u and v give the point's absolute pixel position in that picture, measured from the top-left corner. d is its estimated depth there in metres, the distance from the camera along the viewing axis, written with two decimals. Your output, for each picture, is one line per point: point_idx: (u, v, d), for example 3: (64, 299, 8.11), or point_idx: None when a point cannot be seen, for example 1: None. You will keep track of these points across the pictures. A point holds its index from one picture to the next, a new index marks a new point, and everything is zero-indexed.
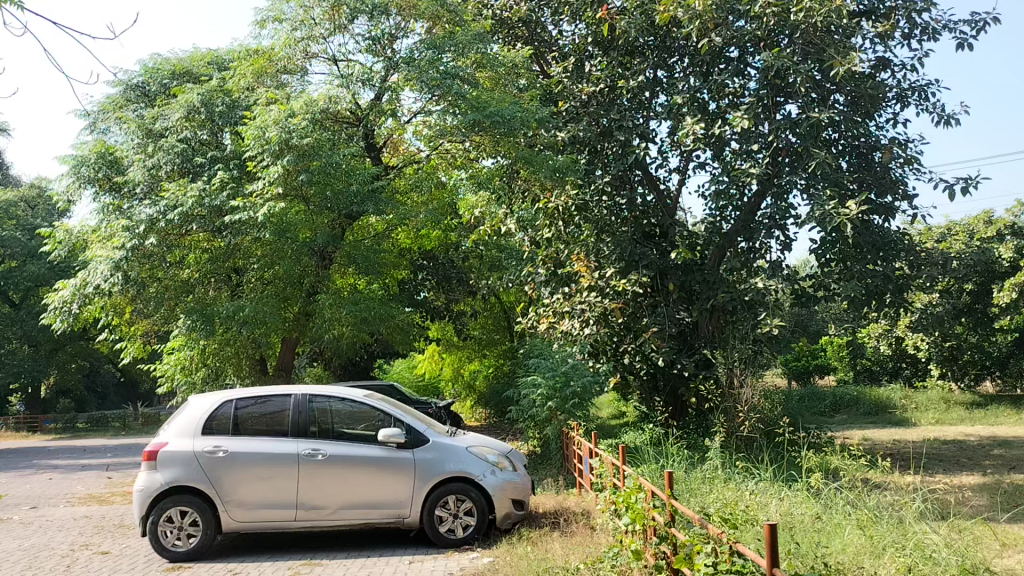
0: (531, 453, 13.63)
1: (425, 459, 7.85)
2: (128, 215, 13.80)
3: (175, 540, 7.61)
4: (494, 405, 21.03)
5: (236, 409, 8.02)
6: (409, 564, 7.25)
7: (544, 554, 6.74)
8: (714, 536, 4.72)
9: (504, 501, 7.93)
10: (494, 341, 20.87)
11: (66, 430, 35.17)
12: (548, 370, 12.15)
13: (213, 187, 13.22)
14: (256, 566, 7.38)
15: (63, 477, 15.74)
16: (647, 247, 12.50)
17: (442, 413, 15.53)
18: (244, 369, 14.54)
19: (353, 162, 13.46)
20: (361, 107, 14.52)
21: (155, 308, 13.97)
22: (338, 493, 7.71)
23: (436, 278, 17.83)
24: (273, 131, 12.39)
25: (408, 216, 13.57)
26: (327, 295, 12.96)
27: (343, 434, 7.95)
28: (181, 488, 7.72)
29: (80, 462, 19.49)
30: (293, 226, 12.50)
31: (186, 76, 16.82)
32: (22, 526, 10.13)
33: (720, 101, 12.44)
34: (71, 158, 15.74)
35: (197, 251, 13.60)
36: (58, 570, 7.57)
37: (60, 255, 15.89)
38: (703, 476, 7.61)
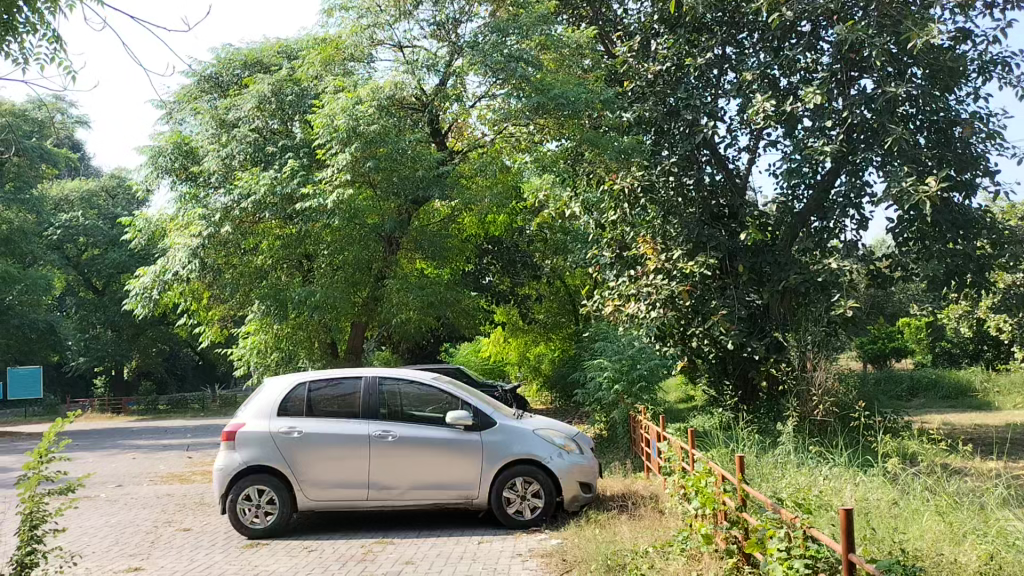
0: (598, 436, 13.58)
1: (492, 441, 7.92)
2: (204, 204, 14.28)
3: (253, 518, 7.87)
4: (559, 389, 20.88)
5: (309, 392, 8.21)
6: (478, 544, 7.34)
7: (612, 536, 6.74)
8: (788, 522, 4.65)
9: (572, 484, 7.94)
10: (559, 325, 20.87)
11: (148, 412, 36.55)
12: (614, 354, 12.85)
13: (284, 175, 13.47)
14: (330, 544, 7.56)
15: (146, 457, 16.41)
16: (716, 229, 12.22)
17: (509, 396, 15.58)
18: (316, 353, 14.83)
19: (419, 147, 13.52)
20: (426, 93, 14.69)
21: (230, 294, 14.34)
22: (408, 474, 7.85)
23: (500, 262, 17.91)
24: (341, 119, 12.61)
25: (473, 201, 13.65)
26: (394, 280, 13.17)
27: (412, 415, 8.07)
28: (258, 468, 7.96)
29: (162, 442, 20.29)
30: (360, 212, 12.72)
31: (258, 66, 17.19)
32: (109, 503, 10.58)
33: (791, 77, 12.11)
34: (149, 149, 16.29)
35: (271, 237, 13.78)
36: (142, 546, 7.89)
37: (140, 243, 16.45)
38: (775, 461, 7.47)
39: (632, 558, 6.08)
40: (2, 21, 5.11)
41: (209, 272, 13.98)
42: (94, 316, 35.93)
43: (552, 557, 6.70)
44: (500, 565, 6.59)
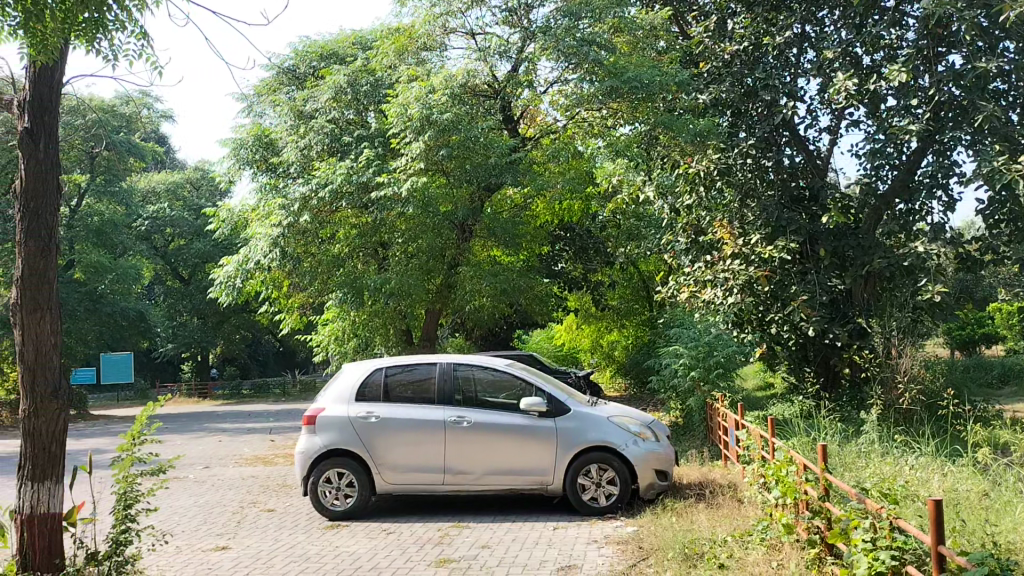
0: (674, 424, 13.47)
1: (567, 428, 7.91)
2: (284, 194, 14.61)
3: (333, 500, 8.07)
4: (634, 375, 20.78)
5: (385, 376, 8.36)
6: (553, 530, 7.36)
7: (689, 525, 6.68)
8: (874, 512, 4.52)
9: (647, 471, 7.88)
10: (633, 310, 20.69)
11: (233, 397, 37.77)
12: (691, 341, 12.86)
13: (360, 164, 13.69)
14: (407, 527, 7.69)
15: (231, 440, 17.00)
16: (796, 211, 11.73)
17: (582, 382, 15.60)
18: (391, 340, 15.06)
19: (491, 134, 13.56)
20: (499, 80, 14.78)
21: (309, 282, 14.66)
22: (483, 460, 7.91)
23: (573, 249, 17.94)
24: (415, 108, 12.78)
25: (546, 186, 13.67)
26: (468, 267, 13.27)
27: (486, 401, 8.14)
28: (338, 451, 8.14)
29: (247, 425, 20.98)
30: (434, 200, 12.89)
31: (333, 57, 17.47)
32: (197, 484, 10.99)
33: (875, 55, 11.70)
34: (231, 141, 16.76)
35: (347, 226, 14.07)
36: (229, 525, 8.17)
37: (224, 233, 16.98)
38: (859, 450, 7.26)
39: (710, 547, 6.01)
40: (92, 20, 5.33)
41: (288, 260, 14.31)
42: (181, 304, 37.32)
43: (628, 544, 6.68)
44: (576, 551, 6.61)
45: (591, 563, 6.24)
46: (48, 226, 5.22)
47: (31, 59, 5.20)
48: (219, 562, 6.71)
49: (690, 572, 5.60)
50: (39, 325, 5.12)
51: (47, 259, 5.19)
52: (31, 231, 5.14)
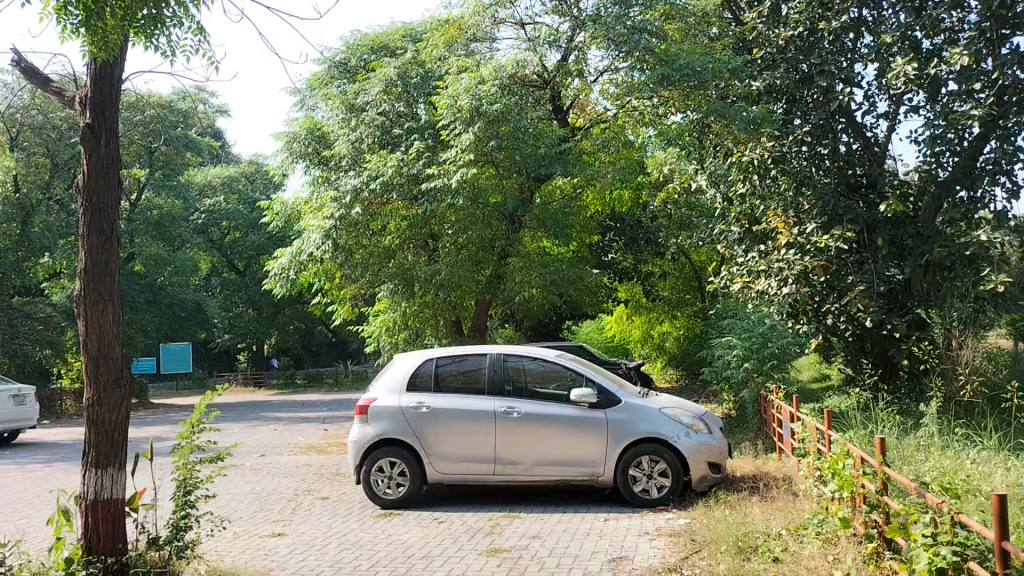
0: (728, 416, 13.33)
1: (618, 419, 7.87)
2: (336, 186, 14.76)
3: (386, 489, 8.16)
4: (686, 367, 20.65)
5: (436, 367, 8.42)
6: (604, 521, 7.34)
7: (743, 518, 6.60)
8: (934, 506, 4.39)
9: (700, 464, 7.80)
10: (684, 301, 20.51)
11: (288, 386, 38.47)
12: (744, 332, 12.69)
13: (410, 156, 13.77)
14: (459, 516, 7.74)
15: (286, 428, 17.32)
16: (852, 200, 11.47)
17: (632, 373, 15.52)
18: (442, 330, 15.15)
19: (541, 125, 13.64)
20: (548, 70, 14.83)
21: (361, 274, 14.77)
22: (534, 451, 7.92)
23: (623, 240, 17.78)
24: (464, 99, 12.82)
25: (596, 176, 13.62)
26: (517, 258, 13.26)
27: (536, 392, 8.14)
28: (390, 441, 8.23)
29: (301, 414, 21.36)
30: (483, 191, 12.97)
31: (383, 50, 17.65)
32: (254, 471, 11.22)
33: (935, 38, 11.29)
34: (283, 135, 16.99)
35: (398, 218, 14.24)
36: (285, 512, 8.33)
37: (278, 225, 17.23)
38: (918, 443, 7.09)
39: (764, 540, 5.93)
40: (150, 17, 5.45)
41: (340, 253, 14.45)
42: (237, 296, 38.12)
43: (681, 537, 6.63)
44: (627, 543, 6.58)
45: (643, 555, 6.21)
46: (109, 220, 5.35)
47: (92, 56, 5.33)
48: (275, 548, 6.84)
49: (743, 564, 5.53)
50: (102, 317, 5.26)
51: (109, 252, 5.33)
52: (93, 224, 5.28)
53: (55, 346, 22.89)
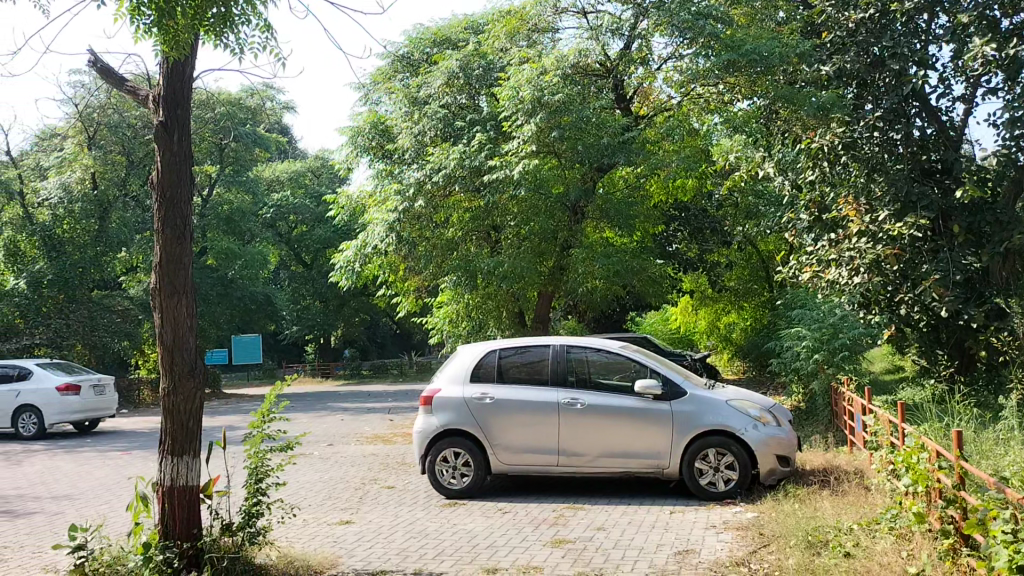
0: (797, 408, 13.08)
1: (684, 411, 7.78)
2: (399, 179, 14.91)
3: (450, 479, 8.23)
4: (753, 359, 20.33)
5: (499, 358, 8.44)
6: (670, 514, 7.27)
7: (813, 512, 6.46)
8: (1014, 502, 4.21)
9: (769, 457, 7.66)
10: (751, 291, 20.05)
11: (354, 377, 39.11)
12: (814, 323, 12.44)
13: (473, 148, 13.83)
14: (523, 507, 7.76)
15: (353, 418, 17.61)
16: (927, 185, 11.01)
17: (697, 365, 15.33)
18: (504, 322, 15.17)
19: (604, 114, 13.60)
20: (611, 58, 14.77)
21: (424, 266, 14.87)
22: (598, 442, 7.89)
23: (688, 230, 17.66)
24: (526, 90, 12.83)
25: (660, 165, 13.57)
26: (580, 249, 13.21)
27: (600, 383, 8.09)
28: (454, 431, 8.30)
29: (367, 405, 21.71)
30: (546, 181, 13.00)
31: (446, 43, 17.78)
32: (322, 460, 11.46)
33: (1013, 18, 10.79)
34: (348, 129, 17.20)
35: (461, 210, 14.27)
36: (352, 501, 8.48)
37: (343, 218, 17.50)
38: (998, 437, 6.83)
39: (835, 535, 5.79)
40: (220, 15, 5.60)
41: (404, 245, 14.55)
42: (305, 288, 38.89)
43: (749, 531, 6.53)
44: (694, 536, 6.50)
45: (710, 548, 6.14)
46: (182, 215, 5.50)
47: (164, 56, 5.47)
48: (343, 535, 6.96)
49: (813, 559, 5.41)
50: (176, 309, 5.42)
51: (182, 247, 5.47)
52: (168, 220, 5.43)
53: (132, 338, 23.73)
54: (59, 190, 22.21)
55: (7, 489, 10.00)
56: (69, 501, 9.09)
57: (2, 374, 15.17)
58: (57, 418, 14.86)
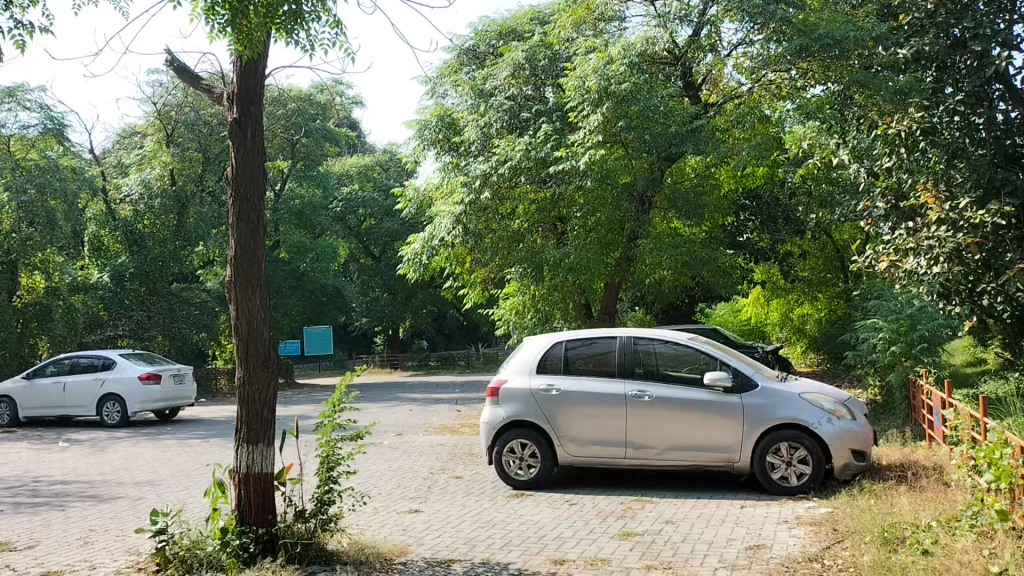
0: (873, 402, 12.73)
1: (755, 404, 7.65)
2: (466, 172, 14.97)
3: (517, 470, 8.26)
4: (827, 351, 19.86)
5: (566, 350, 8.42)
6: (741, 508, 7.15)
7: (890, 508, 6.27)
8: None
9: (843, 451, 7.47)
10: (826, 282, 19.58)
11: (422, 369, 39.51)
12: (892, 314, 12.08)
13: (538, 140, 13.88)
14: (591, 499, 7.74)
15: (421, 409, 17.81)
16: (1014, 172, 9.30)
17: (770, 357, 15.03)
18: (571, 313, 15.15)
19: (672, 103, 13.48)
20: (679, 46, 14.66)
21: (490, 258, 14.86)
22: (667, 434, 7.81)
23: (759, 219, 17.60)
24: (592, 80, 12.88)
25: (730, 154, 13.30)
26: (647, 240, 13.05)
27: (668, 375, 8.00)
28: (521, 422, 8.32)
29: (435, 395, 21.94)
30: (612, 171, 12.94)
31: (511, 34, 17.79)
32: (391, 450, 11.62)
33: None
34: (416, 123, 17.30)
35: (526, 202, 14.25)
36: (421, 490, 8.58)
37: (411, 211, 17.67)
38: None
39: (912, 531, 5.61)
40: (291, 13, 5.72)
41: (470, 237, 14.60)
42: (373, 281, 39.45)
43: (822, 526, 6.38)
44: (765, 531, 6.39)
45: (782, 543, 6.02)
46: (255, 210, 5.63)
47: (238, 54, 5.60)
48: (412, 523, 7.06)
49: (889, 556, 5.24)
50: (251, 302, 5.56)
51: (256, 240, 5.60)
52: (242, 214, 5.57)
53: (209, 330, 24.48)
54: (140, 187, 23.04)
55: (93, 474, 10.44)
56: (151, 487, 9.44)
57: (88, 364, 15.80)
58: (140, 407, 15.44)
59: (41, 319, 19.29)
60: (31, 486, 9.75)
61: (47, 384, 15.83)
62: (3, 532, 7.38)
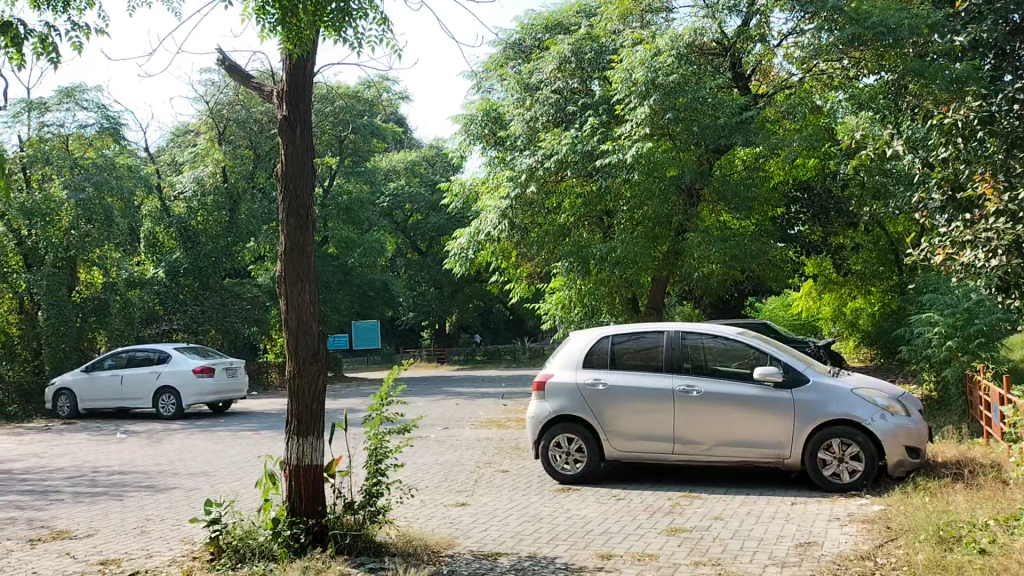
0: (928, 398, 12.47)
1: (806, 399, 7.53)
2: (512, 166, 14.98)
3: (564, 464, 8.27)
4: (880, 346, 19.49)
5: (613, 345, 8.38)
6: (791, 505, 7.06)
7: (945, 506, 6.13)
8: None
9: (897, 448, 7.32)
10: (879, 275, 19.24)
11: (468, 363, 39.68)
12: (948, 308, 11.81)
13: (585, 133, 13.84)
14: (638, 494, 7.71)
15: (468, 403, 17.91)
16: None
17: (822, 352, 14.77)
18: (618, 308, 15.13)
19: (720, 93, 13.33)
20: (728, 36, 14.56)
21: (536, 252, 14.83)
22: (715, 430, 7.74)
23: (811, 211, 17.08)
24: (640, 73, 12.79)
25: (781, 146, 13.09)
26: (696, 233, 12.91)
27: (717, 370, 7.92)
28: (567, 417, 8.31)
29: (482, 390, 22.03)
30: (660, 165, 12.78)
31: (557, 27, 17.64)
32: (438, 443, 11.70)
33: None
34: (462, 118, 17.30)
35: (572, 196, 14.21)
36: (468, 483, 8.64)
37: (457, 205, 17.73)
38: None
39: (968, 530, 5.47)
40: (340, 10, 5.76)
41: (516, 232, 14.59)
42: (420, 275, 39.73)
43: (875, 524, 6.26)
44: (816, 528, 6.29)
45: (833, 541, 5.92)
46: (305, 206, 5.70)
47: (287, 53, 5.67)
48: (459, 517, 7.11)
49: (944, 555, 5.11)
50: (301, 297, 5.64)
51: (305, 235, 5.68)
52: (292, 209, 5.65)
53: (260, 324, 24.93)
54: (193, 184, 23.65)
55: (150, 465, 10.70)
56: (205, 478, 9.65)
57: (144, 358, 16.19)
58: (194, 400, 15.81)
59: (99, 313, 19.78)
60: (91, 476, 10.04)
61: (106, 376, 16.30)
62: (64, 521, 7.61)
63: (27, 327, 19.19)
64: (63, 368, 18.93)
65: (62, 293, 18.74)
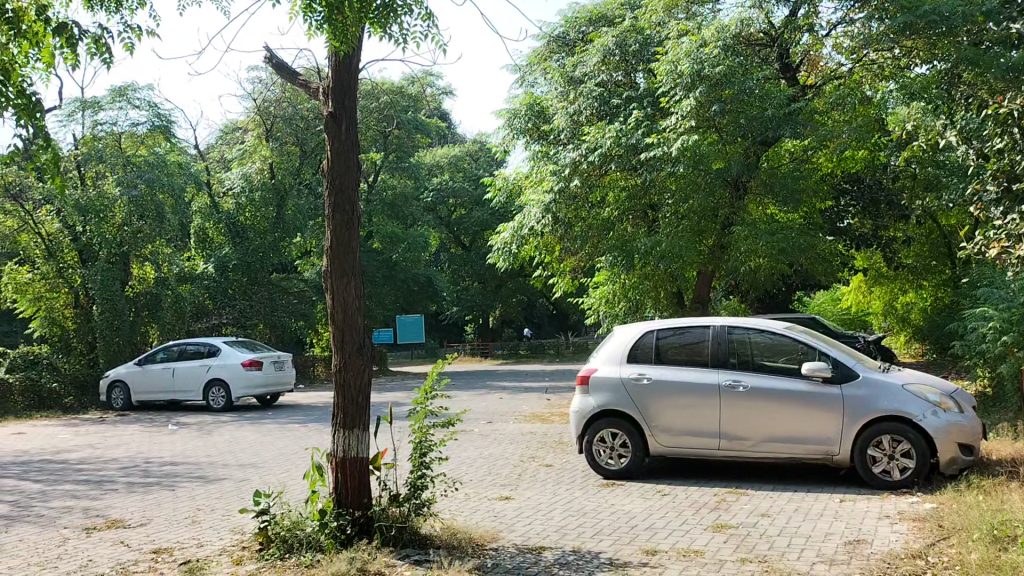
0: (983, 395, 12.20)
1: (855, 395, 7.41)
2: (555, 160, 14.95)
3: (608, 459, 8.23)
4: (933, 341, 19.10)
5: (657, 339, 8.33)
6: (839, 502, 6.95)
7: (1000, 505, 5.97)
8: None
9: (950, 445, 7.15)
10: (932, 269, 18.65)
11: (511, 357, 39.74)
12: (1003, 302, 11.51)
13: (629, 126, 13.71)
14: (682, 490, 7.65)
15: (512, 397, 17.95)
16: None
17: (872, 347, 14.51)
18: (663, 303, 15.07)
19: (767, 85, 13.19)
20: (775, 27, 14.34)
21: (579, 246, 14.79)
22: (762, 425, 7.65)
23: (861, 203, 17.05)
24: (685, 64, 12.66)
25: (830, 137, 12.92)
26: (742, 227, 12.76)
27: (764, 365, 7.84)
28: (611, 411, 8.28)
29: (526, 384, 22.05)
30: (705, 157, 12.69)
31: (602, 19, 17.78)
32: (482, 437, 11.75)
33: None
34: (505, 112, 17.28)
35: (617, 190, 14.14)
36: (512, 477, 8.67)
37: (501, 200, 17.78)
38: None
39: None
40: (385, 6, 5.80)
41: (560, 226, 14.58)
42: (463, 270, 39.92)
43: (926, 522, 6.13)
44: (865, 526, 6.19)
45: (883, 539, 5.82)
46: (350, 202, 5.77)
47: (334, 50, 5.74)
48: (503, 510, 7.14)
49: (999, 554, 4.98)
50: (347, 291, 5.71)
51: (350, 231, 5.73)
52: (337, 205, 5.71)
53: (307, 318, 25.28)
54: (241, 180, 24.06)
55: (200, 456, 10.92)
56: (254, 469, 9.82)
57: (195, 351, 16.55)
58: (243, 392, 16.10)
59: (151, 308, 20.25)
60: (143, 466, 10.29)
61: (157, 369, 16.66)
62: (118, 510, 7.81)
63: (82, 321, 19.72)
64: (116, 361, 19.41)
65: (115, 288, 19.22)
